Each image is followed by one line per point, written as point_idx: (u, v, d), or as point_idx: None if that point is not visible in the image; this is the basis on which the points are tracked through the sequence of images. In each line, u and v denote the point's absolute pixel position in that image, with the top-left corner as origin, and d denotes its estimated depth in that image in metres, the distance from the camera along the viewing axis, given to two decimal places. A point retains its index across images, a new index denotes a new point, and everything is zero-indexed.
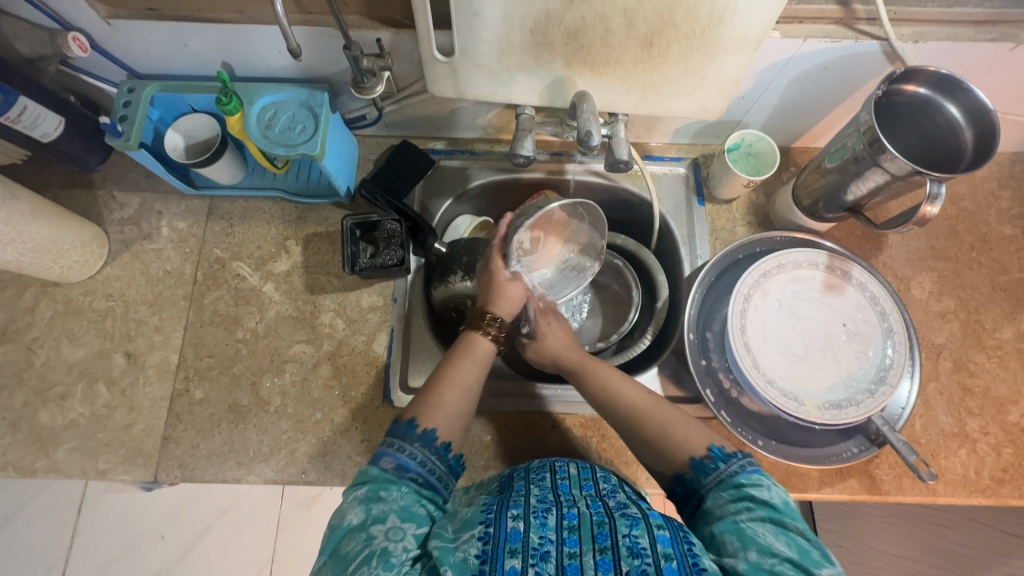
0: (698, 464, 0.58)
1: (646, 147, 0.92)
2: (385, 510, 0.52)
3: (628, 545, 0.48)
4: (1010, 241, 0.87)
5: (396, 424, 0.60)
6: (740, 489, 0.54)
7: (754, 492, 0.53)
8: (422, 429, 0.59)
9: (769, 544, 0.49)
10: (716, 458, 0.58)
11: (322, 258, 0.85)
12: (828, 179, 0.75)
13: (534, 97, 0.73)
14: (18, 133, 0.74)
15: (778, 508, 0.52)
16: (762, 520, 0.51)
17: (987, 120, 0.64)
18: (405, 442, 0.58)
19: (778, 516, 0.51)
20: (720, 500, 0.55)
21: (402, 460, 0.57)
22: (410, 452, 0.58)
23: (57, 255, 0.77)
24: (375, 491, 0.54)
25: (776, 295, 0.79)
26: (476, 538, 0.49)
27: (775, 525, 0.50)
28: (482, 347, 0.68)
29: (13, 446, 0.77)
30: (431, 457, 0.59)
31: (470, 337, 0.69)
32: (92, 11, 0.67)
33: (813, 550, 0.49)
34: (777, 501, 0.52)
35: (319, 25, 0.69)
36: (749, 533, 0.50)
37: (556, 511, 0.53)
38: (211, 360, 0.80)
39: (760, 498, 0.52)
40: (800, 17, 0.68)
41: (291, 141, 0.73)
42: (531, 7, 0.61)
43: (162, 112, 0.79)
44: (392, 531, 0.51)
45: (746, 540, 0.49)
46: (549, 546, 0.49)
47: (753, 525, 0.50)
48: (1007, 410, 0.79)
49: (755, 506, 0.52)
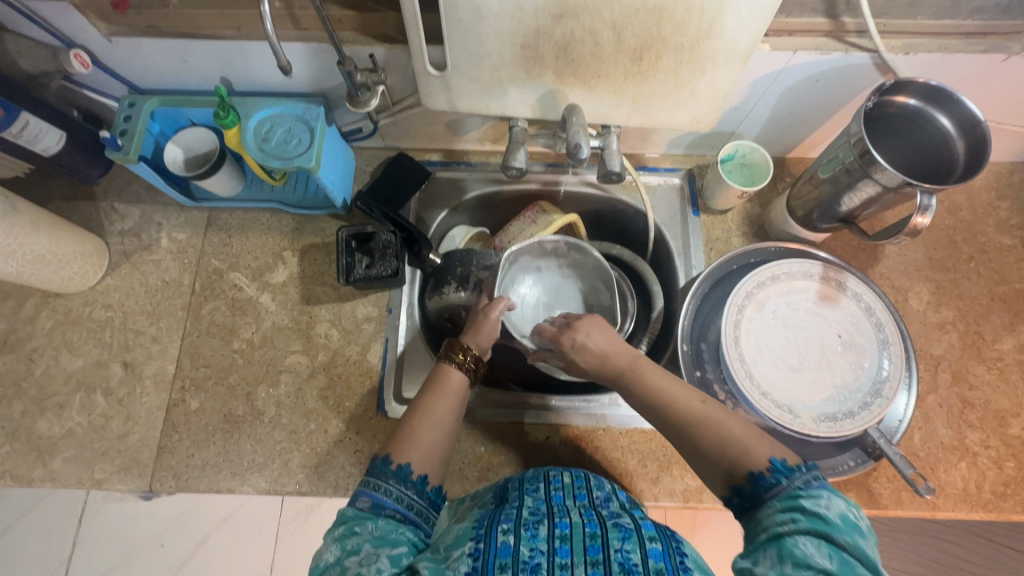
0: (756, 476, 0.52)
1: (641, 158, 0.92)
2: (359, 541, 0.52)
3: (619, 560, 0.47)
4: (1009, 252, 0.86)
5: (373, 462, 0.59)
6: (792, 499, 0.49)
7: (805, 503, 0.48)
8: (395, 465, 0.58)
9: (808, 558, 0.45)
10: (777, 472, 0.52)
11: (317, 269, 0.86)
12: (821, 191, 0.75)
13: (526, 110, 0.74)
14: (21, 147, 0.76)
15: (830, 523, 0.47)
16: (808, 534, 0.46)
17: (979, 131, 0.64)
18: (380, 479, 0.57)
19: (826, 530, 0.46)
20: (769, 509, 0.50)
21: (377, 497, 0.56)
22: (385, 488, 0.57)
23: (57, 266, 0.78)
24: (351, 527, 0.54)
25: (770, 306, 0.79)
26: (466, 555, 0.49)
27: (822, 540, 0.46)
28: (453, 379, 0.65)
29: (11, 455, 0.77)
30: (408, 492, 0.58)
31: (443, 368, 0.66)
32: (94, 29, 0.69)
33: (860, 567, 0.45)
34: (833, 515, 0.47)
35: (314, 41, 0.70)
36: (789, 547, 0.46)
37: (548, 522, 0.52)
38: (207, 370, 0.81)
39: (809, 511, 0.48)
40: (790, 30, 0.69)
41: (286, 153, 0.74)
42: (520, 23, 0.62)
43: (163, 125, 0.80)
44: (367, 558, 0.50)
45: (784, 554, 0.46)
46: (540, 559, 0.48)
47: (796, 539, 0.46)
48: (1008, 423, 0.77)
49: (803, 518, 0.48)
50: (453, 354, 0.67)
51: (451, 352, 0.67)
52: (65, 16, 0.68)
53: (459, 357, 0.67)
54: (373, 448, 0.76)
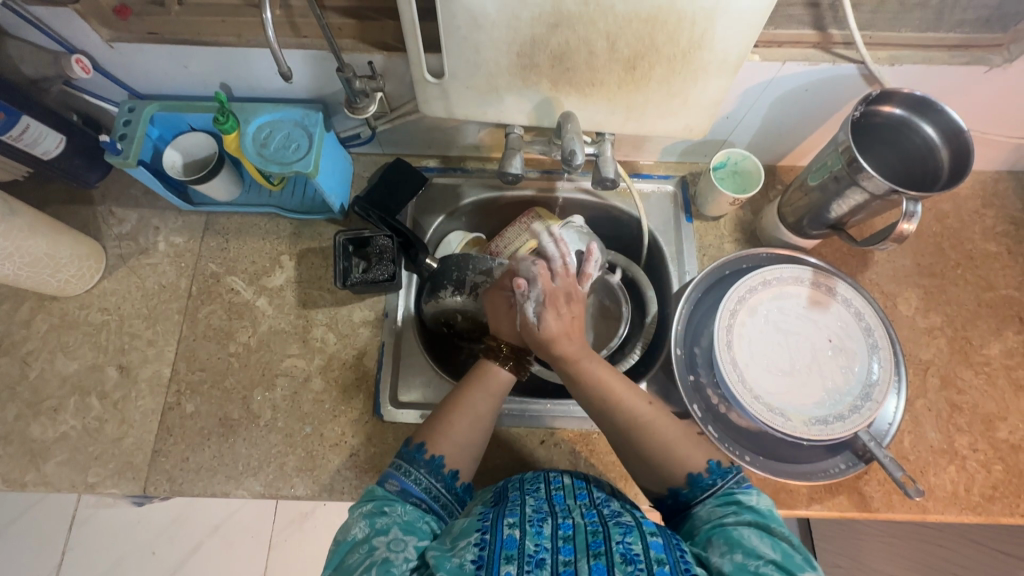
0: (694, 479, 0.57)
1: (635, 165, 0.94)
2: (389, 521, 0.53)
3: (621, 551, 0.48)
4: (995, 258, 0.88)
5: (406, 447, 0.61)
6: (728, 497, 0.54)
7: (742, 498, 0.53)
8: (429, 455, 0.60)
9: (754, 545, 0.48)
10: (714, 471, 0.57)
11: (314, 273, 0.86)
12: (811, 198, 0.76)
13: (522, 118, 0.75)
14: (20, 151, 0.77)
15: (762, 513, 0.52)
16: (748, 525, 0.51)
17: (962, 140, 0.66)
18: (412, 466, 0.59)
19: (764, 521, 0.51)
20: (710, 506, 0.55)
21: (405, 484, 0.58)
22: (416, 476, 0.58)
23: (54, 269, 0.79)
24: (381, 506, 0.55)
25: (762, 311, 0.80)
26: (472, 545, 0.50)
27: (762, 531, 0.50)
28: (497, 378, 0.67)
29: (4, 459, 0.77)
30: (436, 484, 0.59)
31: (486, 368, 0.67)
32: (95, 35, 0.70)
33: (797, 554, 0.48)
34: (763, 507, 0.53)
35: (313, 49, 0.71)
36: (735, 535, 0.50)
37: (551, 521, 0.53)
38: (203, 373, 0.81)
39: (747, 504, 0.53)
40: (779, 41, 0.71)
41: (286, 159, 0.74)
42: (517, 32, 0.63)
43: (162, 130, 0.81)
44: (395, 541, 0.51)
45: (732, 542, 0.49)
46: (544, 554, 0.49)
47: (739, 528, 0.50)
48: (996, 427, 0.79)
49: (742, 511, 0.52)
50: (495, 350, 0.68)
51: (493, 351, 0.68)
52: (66, 22, 0.68)
53: (501, 356, 0.68)
54: (368, 451, 0.77)
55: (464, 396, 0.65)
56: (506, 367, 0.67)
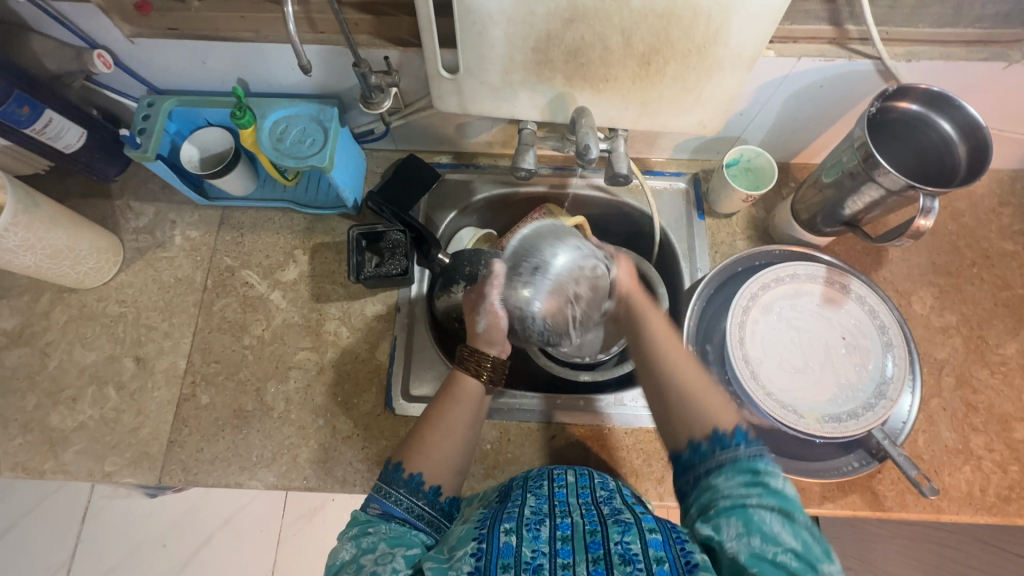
0: (717, 437, 0.55)
1: (647, 162, 0.94)
2: (374, 540, 0.54)
3: (620, 552, 0.49)
4: (1012, 257, 0.87)
5: (386, 467, 0.60)
6: (755, 472, 0.52)
7: (769, 477, 0.51)
8: (407, 473, 0.60)
9: (775, 534, 0.48)
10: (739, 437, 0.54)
11: (327, 267, 0.87)
12: (825, 194, 0.76)
13: (535, 113, 0.76)
14: (43, 144, 0.78)
15: (789, 498, 0.50)
16: (771, 509, 0.49)
17: (980, 136, 0.65)
18: (392, 487, 0.59)
19: (790, 507, 0.50)
20: (730, 480, 0.52)
21: (387, 505, 0.58)
22: (395, 496, 0.58)
23: (73, 261, 0.80)
24: (365, 527, 0.56)
25: (775, 309, 0.80)
26: (468, 555, 0.51)
27: (785, 518, 0.49)
28: (467, 387, 0.66)
29: (24, 447, 0.78)
30: (419, 503, 0.59)
31: (458, 375, 0.67)
32: (116, 30, 0.71)
33: (817, 546, 0.48)
34: (789, 490, 0.51)
35: (330, 44, 0.72)
36: (757, 520, 0.49)
37: (549, 523, 0.54)
38: (217, 365, 0.82)
39: (774, 486, 0.50)
40: (794, 37, 0.70)
41: (301, 153, 0.75)
42: (532, 27, 0.63)
43: (179, 125, 0.82)
44: (382, 556, 0.52)
45: (752, 528, 0.48)
46: (542, 559, 0.50)
47: (763, 513, 0.49)
48: (1013, 427, 0.78)
49: (767, 492, 0.50)
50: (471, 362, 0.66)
51: (467, 359, 0.67)
52: (89, 18, 0.69)
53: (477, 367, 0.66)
54: (380, 444, 0.77)
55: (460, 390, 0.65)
56: (478, 378, 0.66)
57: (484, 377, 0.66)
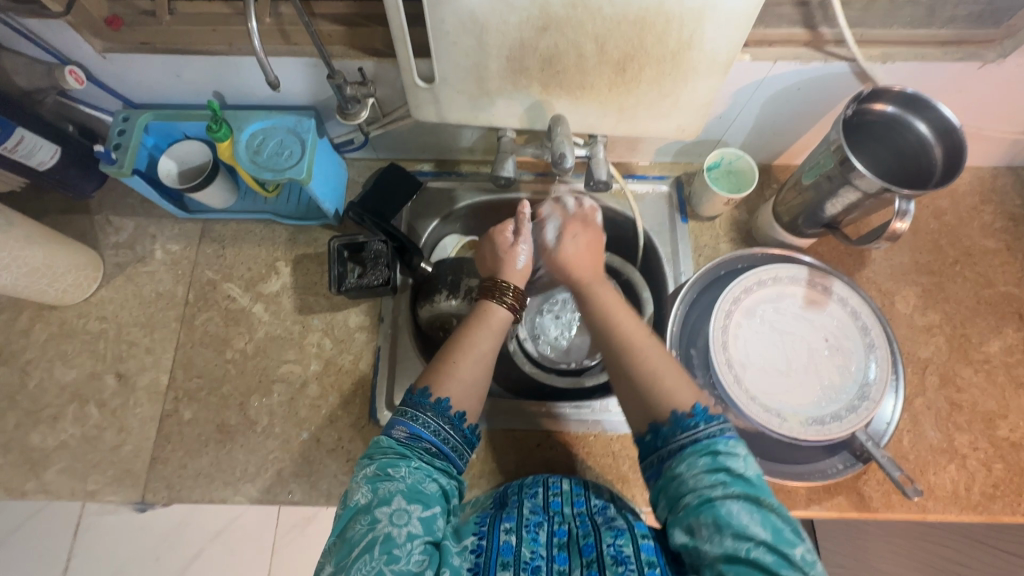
0: (675, 419, 0.55)
1: (630, 166, 0.93)
2: (392, 490, 0.51)
3: (612, 554, 0.50)
4: (994, 255, 0.87)
5: (410, 393, 0.59)
6: (715, 458, 0.51)
7: (730, 465, 0.51)
8: (434, 399, 0.58)
9: (745, 527, 0.47)
10: (696, 419, 0.54)
11: (310, 279, 0.87)
12: (805, 196, 0.76)
13: (514, 121, 0.75)
14: (16, 161, 0.77)
15: (751, 483, 0.50)
16: (737, 497, 0.49)
17: (954, 137, 0.65)
18: (418, 411, 0.58)
19: (754, 493, 0.49)
20: (694, 468, 0.51)
21: (415, 429, 0.57)
22: (422, 420, 0.57)
23: (51, 279, 0.79)
24: (383, 470, 0.53)
25: (758, 312, 0.80)
26: (468, 551, 0.52)
27: (751, 504, 0.49)
28: (497, 316, 0.66)
29: (5, 468, 0.78)
30: (445, 427, 0.58)
31: (487, 305, 0.68)
32: (88, 46, 0.70)
33: (786, 529, 0.48)
34: (750, 473, 0.51)
35: (303, 55, 0.71)
36: (724, 514, 0.48)
37: (547, 528, 0.54)
38: (200, 380, 0.81)
39: (735, 473, 0.50)
40: (769, 41, 0.70)
41: (278, 165, 0.74)
42: (506, 36, 0.63)
43: (157, 139, 0.82)
44: (399, 514, 0.49)
45: (722, 523, 0.48)
46: (540, 561, 0.51)
47: (730, 505, 0.48)
48: (996, 425, 0.78)
49: (730, 481, 0.50)
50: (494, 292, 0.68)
51: (492, 289, 0.69)
52: (59, 34, 0.69)
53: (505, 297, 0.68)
54: None
55: None
56: (503, 306, 0.68)
57: (508, 303, 0.68)
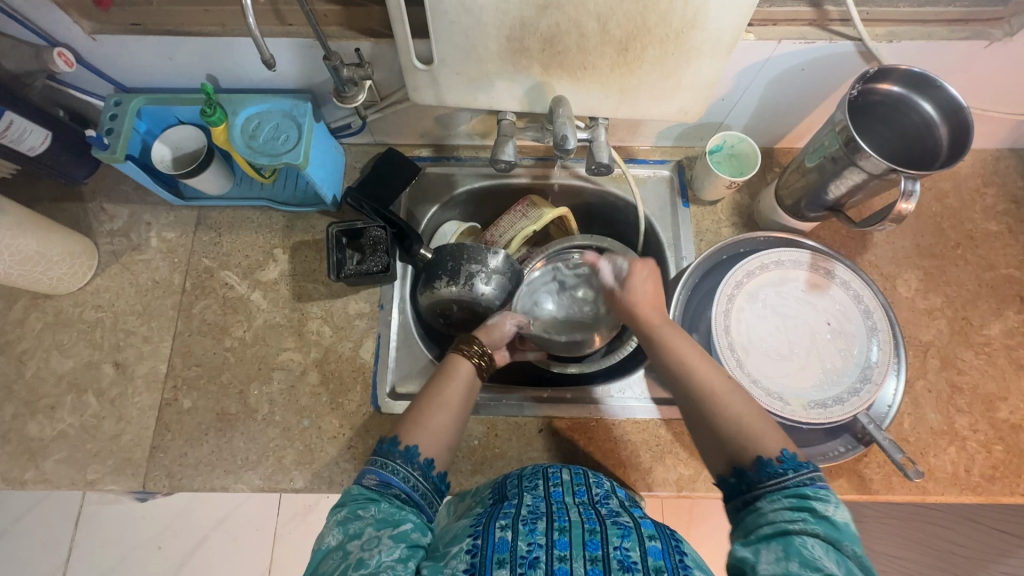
0: (761, 462, 0.54)
1: (630, 150, 0.92)
2: (362, 525, 0.52)
3: (619, 557, 0.48)
4: (996, 237, 0.87)
5: (380, 442, 0.60)
6: (801, 498, 0.50)
7: (815, 506, 0.49)
8: (403, 446, 0.59)
9: (817, 559, 0.45)
10: (786, 463, 0.53)
11: (308, 266, 0.86)
12: (809, 179, 0.75)
13: (514, 104, 0.74)
14: (7, 147, 0.75)
15: (837, 527, 0.48)
16: (815, 535, 0.47)
17: (961, 118, 0.65)
18: (388, 459, 0.58)
19: (836, 536, 0.47)
20: (775, 504, 0.51)
21: (383, 476, 0.57)
22: (392, 466, 0.58)
23: (45, 267, 0.78)
24: (354, 510, 0.54)
25: (760, 297, 0.80)
26: (463, 553, 0.50)
27: (830, 545, 0.47)
28: (462, 369, 0.68)
29: (3, 458, 0.77)
30: (415, 473, 0.58)
31: (453, 357, 0.69)
32: (77, 27, 0.69)
33: None
34: (839, 520, 0.49)
35: (298, 36, 0.70)
36: (796, 544, 0.47)
37: (547, 519, 0.53)
38: (199, 369, 0.81)
39: (820, 513, 0.48)
40: (774, 20, 0.69)
41: (275, 150, 0.73)
42: (506, 15, 0.62)
43: (149, 124, 0.80)
44: (369, 541, 0.51)
45: (790, 551, 0.46)
46: (538, 552, 0.49)
47: (805, 538, 0.47)
48: (996, 407, 0.78)
49: (812, 519, 0.48)
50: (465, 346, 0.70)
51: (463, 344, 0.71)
52: (47, 15, 0.67)
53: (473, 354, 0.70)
54: (367, 443, 0.77)
55: (441, 393, 0.65)
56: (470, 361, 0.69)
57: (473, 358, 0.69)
